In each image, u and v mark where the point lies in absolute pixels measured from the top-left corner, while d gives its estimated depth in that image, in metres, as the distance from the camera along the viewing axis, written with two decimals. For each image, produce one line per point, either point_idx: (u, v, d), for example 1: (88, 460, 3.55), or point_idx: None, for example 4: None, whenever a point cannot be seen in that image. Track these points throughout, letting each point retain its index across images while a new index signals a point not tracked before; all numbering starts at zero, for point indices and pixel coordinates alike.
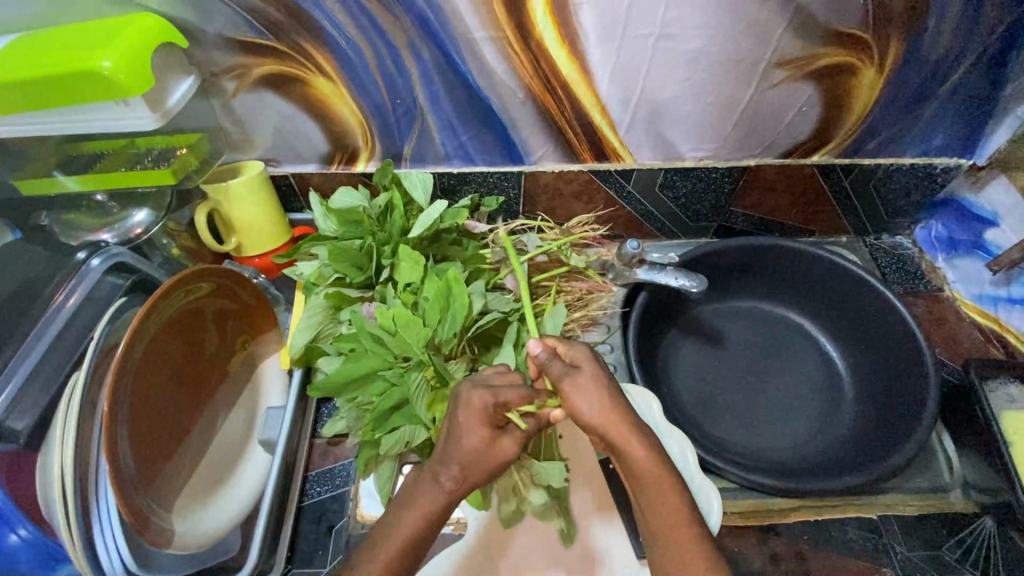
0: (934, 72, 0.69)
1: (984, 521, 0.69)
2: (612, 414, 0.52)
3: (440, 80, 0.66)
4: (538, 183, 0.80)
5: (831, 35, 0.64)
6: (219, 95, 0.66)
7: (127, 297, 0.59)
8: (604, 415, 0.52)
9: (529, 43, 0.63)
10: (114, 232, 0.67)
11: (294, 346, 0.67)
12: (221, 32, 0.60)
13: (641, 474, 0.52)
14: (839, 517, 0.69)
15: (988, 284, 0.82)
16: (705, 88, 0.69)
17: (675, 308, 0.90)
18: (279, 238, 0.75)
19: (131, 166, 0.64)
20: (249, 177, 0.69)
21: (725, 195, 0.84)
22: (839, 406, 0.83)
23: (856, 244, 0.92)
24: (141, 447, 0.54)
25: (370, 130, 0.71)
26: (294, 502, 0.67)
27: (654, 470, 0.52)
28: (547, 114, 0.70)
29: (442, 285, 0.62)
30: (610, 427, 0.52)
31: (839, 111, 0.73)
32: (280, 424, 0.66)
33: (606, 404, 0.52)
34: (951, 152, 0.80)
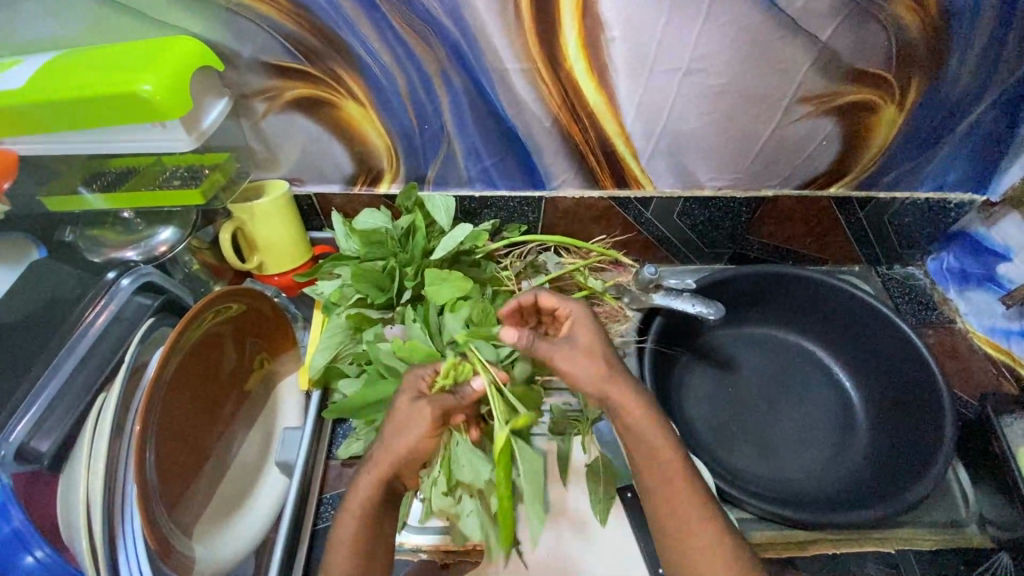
0: (952, 111, 0.70)
1: (1001, 556, 0.68)
2: (598, 376, 0.54)
3: (468, 106, 0.67)
4: (559, 207, 0.80)
5: (854, 74, 0.66)
6: (249, 116, 0.66)
7: (156, 317, 0.60)
8: (591, 377, 0.54)
9: (559, 73, 0.64)
10: (140, 249, 0.67)
11: (313, 366, 0.66)
12: (256, 56, 0.61)
13: (646, 457, 0.54)
14: (855, 550, 0.69)
15: (1000, 318, 0.83)
16: (728, 121, 0.70)
17: (689, 333, 0.90)
18: (299, 257, 0.75)
19: (160, 186, 0.64)
20: (275, 197, 0.69)
21: (742, 225, 0.85)
22: (853, 436, 0.83)
23: (869, 274, 0.92)
24: (163, 472, 0.54)
25: (396, 153, 0.72)
26: (308, 526, 0.65)
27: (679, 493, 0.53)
28: (571, 141, 0.71)
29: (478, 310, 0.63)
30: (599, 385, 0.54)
31: (859, 146, 0.74)
32: (298, 446, 0.66)
33: (596, 366, 0.54)
34: (964, 188, 0.81)
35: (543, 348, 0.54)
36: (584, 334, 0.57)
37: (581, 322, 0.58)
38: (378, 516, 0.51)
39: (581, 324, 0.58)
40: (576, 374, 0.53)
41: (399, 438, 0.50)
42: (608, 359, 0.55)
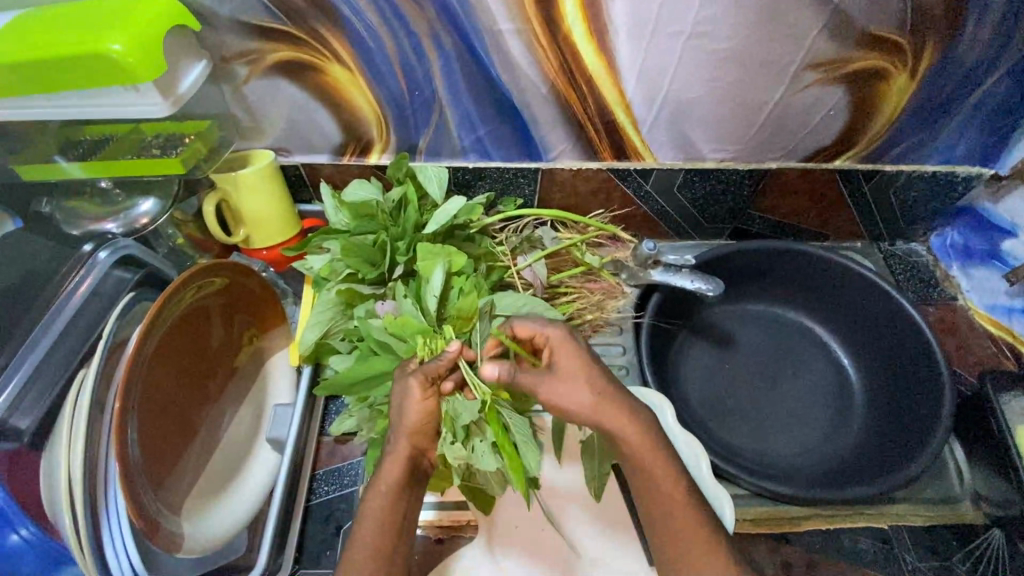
0: (965, 80, 0.67)
1: (994, 533, 0.68)
2: (592, 400, 0.53)
3: (461, 71, 0.64)
4: (555, 180, 0.78)
5: (866, 39, 0.63)
6: (230, 81, 0.63)
7: (135, 292, 0.58)
8: (586, 403, 0.53)
9: (557, 36, 0.60)
10: (120, 222, 0.64)
11: (303, 343, 0.65)
12: (235, 16, 0.57)
13: (630, 450, 0.53)
14: (850, 527, 0.69)
15: (1003, 294, 0.82)
16: (732, 90, 0.67)
17: (687, 310, 0.89)
18: (287, 231, 0.73)
19: (139, 154, 0.61)
20: (260, 167, 0.66)
21: (744, 198, 0.83)
22: (850, 412, 0.83)
23: (870, 250, 0.91)
24: (146, 451, 0.52)
25: (385, 121, 0.69)
26: (302, 501, 0.65)
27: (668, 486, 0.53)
28: (569, 109, 0.68)
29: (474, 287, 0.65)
30: (593, 411, 0.53)
31: (867, 116, 0.71)
32: (288, 423, 0.65)
33: (588, 392, 0.53)
34: (973, 161, 0.79)
35: (526, 379, 0.53)
36: (566, 359, 0.54)
37: (558, 341, 0.55)
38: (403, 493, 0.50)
39: (564, 351, 0.55)
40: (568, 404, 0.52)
41: (400, 410, 0.51)
42: (592, 381, 0.53)
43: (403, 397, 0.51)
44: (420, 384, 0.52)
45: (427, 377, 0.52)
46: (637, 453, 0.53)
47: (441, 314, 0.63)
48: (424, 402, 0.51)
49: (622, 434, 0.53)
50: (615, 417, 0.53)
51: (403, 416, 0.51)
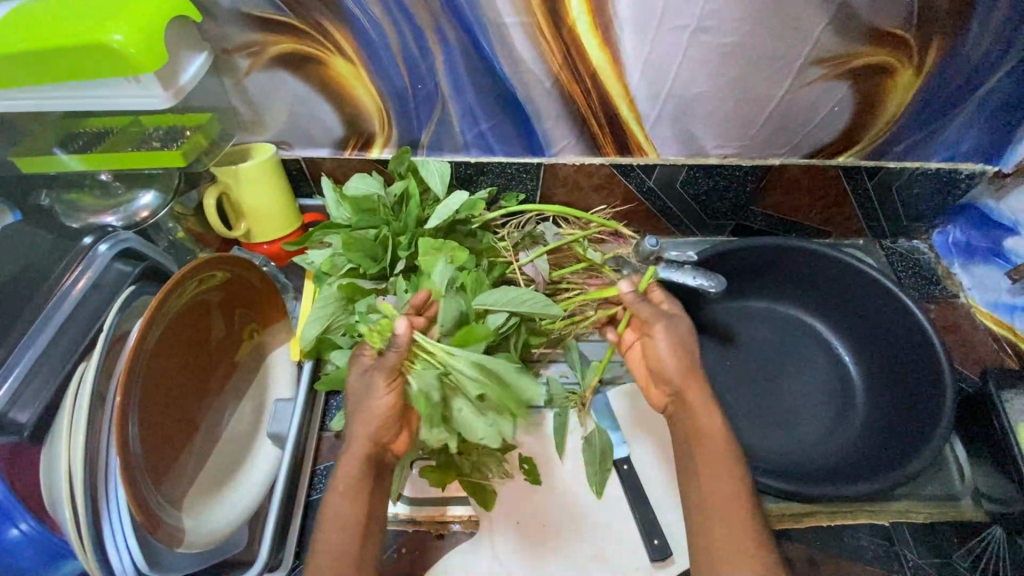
0: (971, 76, 0.67)
1: (995, 530, 0.69)
2: (682, 365, 0.62)
3: (464, 65, 0.63)
4: (558, 175, 0.77)
5: (872, 34, 0.62)
6: (231, 73, 0.62)
7: (136, 285, 0.57)
8: (677, 366, 0.62)
9: (561, 29, 0.60)
10: (120, 215, 0.64)
11: (304, 338, 0.65)
12: (236, 7, 0.57)
13: (701, 429, 0.58)
14: (851, 523, 0.69)
15: (1005, 292, 0.82)
16: (736, 85, 0.67)
17: (689, 306, 0.89)
18: (289, 225, 0.72)
19: (137, 146, 0.60)
20: (261, 161, 0.66)
21: (747, 194, 0.82)
22: (851, 409, 0.83)
23: (872, 247, 0.91)
24: (147, 444, 0.52)
25: (387, 114, 0.68)
26: (303, 497, 0.65)
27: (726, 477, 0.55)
28: (572, 104, 0.68)
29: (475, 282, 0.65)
30: (680, 375, 0.61)
31: (871, 112, 0.71)
32: (290, 418, 0.64)
33: (678, 357, 0.62)
34: (977, 158, 0.78)
35: (666, 323, 0.63)
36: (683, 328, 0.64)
37: (681, 314, 0.65)
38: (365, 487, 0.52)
39: (653, 312, 0.64)
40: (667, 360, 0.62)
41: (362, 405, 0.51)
42: (682, 342, 0.62)
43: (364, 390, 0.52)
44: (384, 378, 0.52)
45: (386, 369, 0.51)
46: (704, 434, 0.58)
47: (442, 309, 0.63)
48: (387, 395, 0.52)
49: (696, 415, 0.59)
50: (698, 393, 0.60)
51: (363, 413, 0.52)
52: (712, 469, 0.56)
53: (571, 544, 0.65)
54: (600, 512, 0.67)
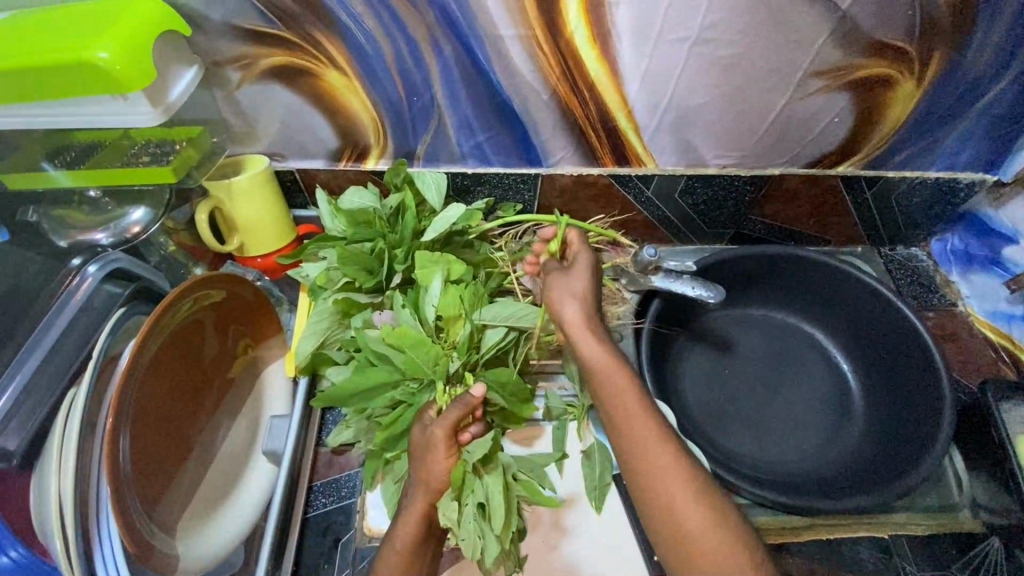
0: (971, 87, 0.66)
1: (991, 542, 0.69)
2: (585, 312, 0.60)
3: (461, 77, 0.62)
4: (555, 186, 0.77)
5: (873, 46, 0.62)
6: (223, 86, 0.61)
7: (127, 307, 0.56)
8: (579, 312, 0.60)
9: (559, 42, 0.59)
10: (110, 232, 0.62)
11: (299, 354, 0.64)
12: (227, 19, 0.56)
13: (598, 364, 0.57)
14: (850, 536, 0.69)
15: (1004, 301, 0.82)
16: (736, 97, 0.66)
17: (688, 315, 0.88)
18: (282, 238, 0.71)
19: (127, 163, 0.59)
20: (253, 174, 0.65)
21: (746, 204, 0.82)
22: (849, 419, 0.82)
23: (871, 255, 0.90)
24: (140, 468, 0.51)
25: (382, 126, 0.67)
26: (299, 514, 0.65)
27: (653, 436, 0.54)
28: (571, 115, 0.67)
29: (473, 298, 0.65)
30: (580, 321, 0.59)
31: (871, 123, 0.70)
32: (285, 435, 0.64)
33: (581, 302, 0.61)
34: (977, 168, 0.78)
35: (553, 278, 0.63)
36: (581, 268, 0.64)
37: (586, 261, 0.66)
38: (418, 551, 0.53)
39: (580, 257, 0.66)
40: (564, 303, 0.61)
41: (425, 470, 0.52)
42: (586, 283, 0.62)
43: (426, 453, 0.53)
44: (444, 436, 0.52)
45: (449, 427, 0.52)
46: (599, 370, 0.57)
47: (438, 322, 0.63)
48: (446, 460, 0.52)
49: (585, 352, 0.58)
50: (589, 338, 0.59)
51: (424, 477, 0.53)
52: (629, 417, 0.55)
53: (570, 560, 0.64)
54: (600, 528, 0.66)
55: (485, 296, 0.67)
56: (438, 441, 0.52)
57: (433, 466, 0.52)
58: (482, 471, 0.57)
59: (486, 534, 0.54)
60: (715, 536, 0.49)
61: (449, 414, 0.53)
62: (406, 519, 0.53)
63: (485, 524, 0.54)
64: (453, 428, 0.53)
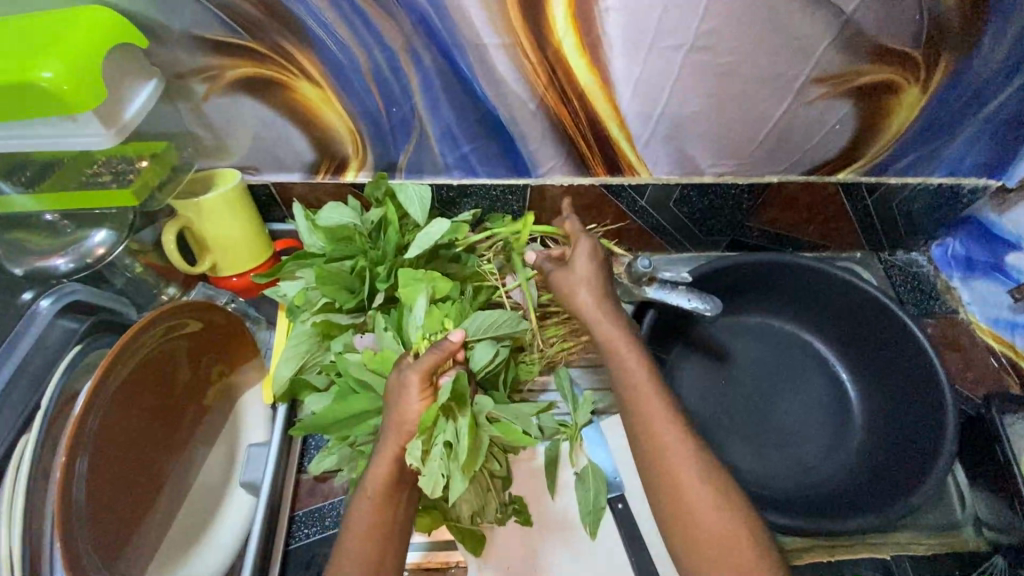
0: (978, 93, 0.64)
1: (995, 560, 0.67)
2: (596, 297, 0.57)
3: (442, 87, 0.58)
4: (545, 195, 0.73)
5: (876, 52, 0.59)
6: (188, 100, 0.57)
7: (85, 341, 0.53)
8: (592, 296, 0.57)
9: (545, 50, 0.56)
10: (71, 256, 0.59)
11: (277, 381, 0.60)
12: (188, 30, 0.52)
13: (606, 343, 0.56)
14: (851, 557, 0.67)
15: (1006, 309, 0.79)
16: (733, 105, 0.63)
17: (683, 325, 0.86)
18: (258, 256, 0.67)
19: (87, 186, 0.55)
20: (224, 192, 0.61)
21: (743, 211, 0.79)
22: (848, 431, 0.80)
23: (871, 261, 0.88)
24: (103, 516, 0.48)
25: (361, 138, 0.63)
26: (280, 547, 0.62)
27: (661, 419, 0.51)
28: (560, 125, 0.63)
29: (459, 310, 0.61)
30: (593, 308, 0.57)
31: (873, 131, 0.67)
32: (264, 467, 0.61)
33: (592, 287, 0.58)
34: (980, 173, 0.75)
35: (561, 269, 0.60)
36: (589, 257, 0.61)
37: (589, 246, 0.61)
38: (390, 501, 0.48)
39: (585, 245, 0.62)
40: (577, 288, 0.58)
41: (396, 410, 0.48)
42: (596, 267, 0.60)
43: (397, 394, 0.48)
44: (417, 378, 0.48)
45: (423, 369, 0.48)
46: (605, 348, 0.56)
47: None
48: (418, 402, 0.48)
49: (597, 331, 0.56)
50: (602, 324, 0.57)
51: (396, 420, 0.48)
52: (643, 399, 0.52)
53: None
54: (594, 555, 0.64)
55: (470, 311, 0.64)
56: (409, 382, 0.48)
57: (402, 406, 0.48)
58: (455, 412, 0.51)
59: (454, 474, 0.48)
60: (721, 520, 0.48)
61: (427, 359, 0.49)
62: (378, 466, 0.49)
63: (453, 464, 0.49)
64: (430, 372, 0.49)
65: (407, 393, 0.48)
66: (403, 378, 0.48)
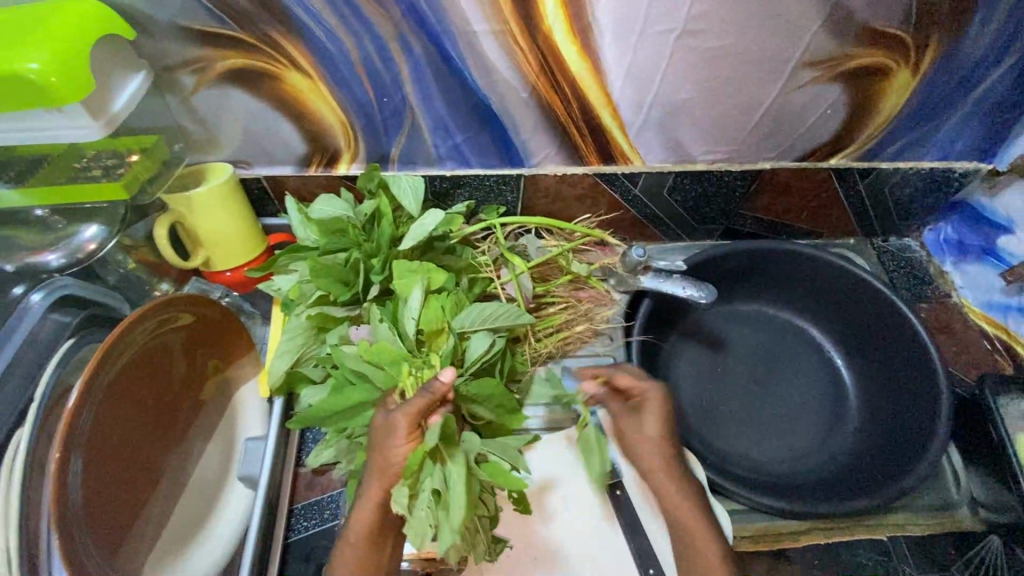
0: (968, 76, 0.64)
1: (991, 539, 0.68)
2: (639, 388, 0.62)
3: (433, 75, 0.58)
4: (539, 185, 0.73)
5: (866, 35, 0.59)
6: (177, 92, 0.57)
7: (77, 336, 0.53)
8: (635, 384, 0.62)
9: (536, 37, 0.55)
10: (61, 251, 0.58)
11: (273, 374, 0.60)
12: (176, 20, 0.51)
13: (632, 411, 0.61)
14: (849, 539, 0.68)
15: (998, 292, 0.80)
16: (725, 90, 0.63)
17: (679, 314, 0.86)
18: (251, 250, 0.67)
19: (75, 179, 0.55)
20: (216, 185, 0.61)
21: (736, 199, 0.79)
22: (844, 416, 0.81)
23: (864, 247, 0.88)
24: (99, 507, 0.48)
25: (352, 130, 0.63)
26: (279, 540, 0.62)
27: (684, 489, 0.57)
28: (552, 114, 0.63)
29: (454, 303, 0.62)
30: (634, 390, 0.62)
31: (864, 115, 0.68)
32: (261, 461, 0.60)
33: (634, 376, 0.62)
34: (971, 157, 0.76)
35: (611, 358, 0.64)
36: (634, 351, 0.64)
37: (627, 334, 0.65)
38: (373, 544, 0.50)
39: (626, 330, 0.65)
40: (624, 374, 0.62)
41: (380, 453, 0.49)
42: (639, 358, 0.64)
43: (382, 438, 0.49)
44: (403, 423, 0.48)
45: (409, 414, 0.48)
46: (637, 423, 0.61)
47: (419, 336, 0.60)
48: (402, 446, 0.49)
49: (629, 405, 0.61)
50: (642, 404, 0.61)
51: (381, 463, 0.49)
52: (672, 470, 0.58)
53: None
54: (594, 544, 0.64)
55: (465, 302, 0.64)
56: (391, 426, 0.49)
57: (385, 446, 0.49)
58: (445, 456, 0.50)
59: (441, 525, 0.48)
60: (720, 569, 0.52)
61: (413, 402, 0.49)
62: (362, 509, 0.51)
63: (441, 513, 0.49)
64: (417, 416, 0.49)
65: (390, 439, 0.49)
66: (386, 422, 0.50)
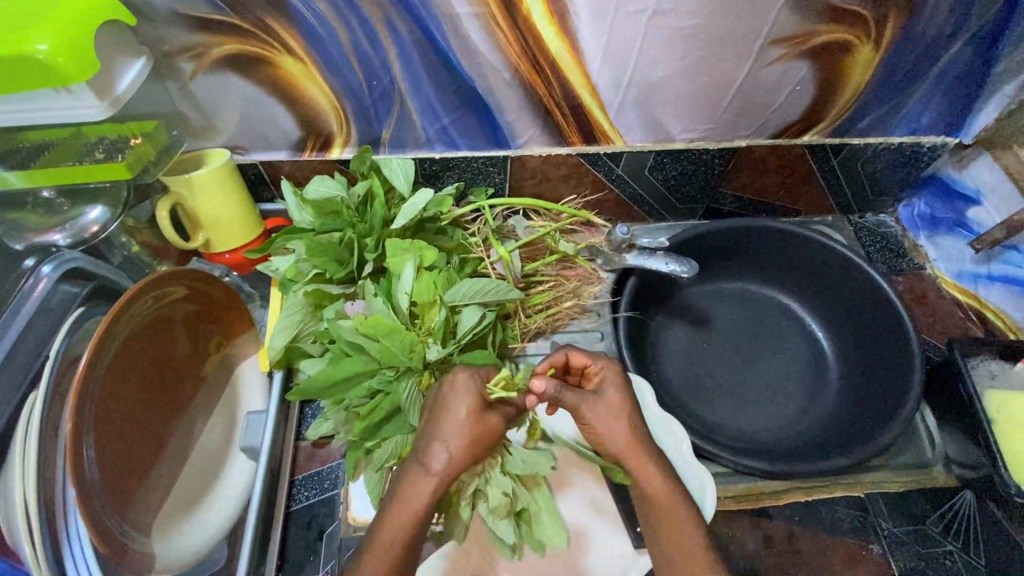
0: (927, 51, 0.67)
1: (964, 496, 0.70)
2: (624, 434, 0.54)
3: (419, 58, 0.61)
4: (525, 166, 0.76)
5: (829, 12, 0.62)
6: (176, 78, 0.60)
7: (85, 307, 0.56)
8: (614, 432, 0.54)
9: (516, 19, 0.59)
10: (67, 232, 0.61)
11: (273, 349, 0.63)
12: (174, 8, 0.54)
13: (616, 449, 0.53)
14: (827, 497, 0.71)
15: (970, 262, 0.84)
16: (698, 69, 0.66)
17: (664, 291, 0.89)
18: (250, 232, 0.70)
19: (81, 161, 0.57)
20: (214, 168, 0.63)
21: (715, 177, 0.82)
22: (824, 385, 0.84)
23: (841, 223, 0.91)
24: (111, 469, 0.51)
25: (344, 114, 0.66)
26: (282, 508, 0.64)
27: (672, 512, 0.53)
28: (534, 94, 0.66)
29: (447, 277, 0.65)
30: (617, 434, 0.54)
31: (831, 91, 0.71)
32: (262, 432, 0.63)
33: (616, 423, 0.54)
34: (938, 132, 0.79)
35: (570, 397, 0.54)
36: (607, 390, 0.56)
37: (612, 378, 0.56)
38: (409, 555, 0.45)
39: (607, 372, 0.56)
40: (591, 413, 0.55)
41: (448, 436, 0.48)
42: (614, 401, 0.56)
43: (453, 422, 0.48)
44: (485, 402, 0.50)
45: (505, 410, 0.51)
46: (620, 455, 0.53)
47: (413, 309, 0.62)
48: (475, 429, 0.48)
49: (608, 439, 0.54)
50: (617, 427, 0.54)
51: (442, 442, 0.47)
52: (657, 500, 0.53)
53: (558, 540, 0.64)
54: (585, 506, 0.67)
55: (457, 278, 0.67)
56: (467, 409, 0.49)
57: (455, 430, 0.48)
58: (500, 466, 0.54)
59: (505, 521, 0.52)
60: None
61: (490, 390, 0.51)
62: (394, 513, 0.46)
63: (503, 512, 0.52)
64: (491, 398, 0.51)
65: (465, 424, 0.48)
66: (462, 407, 0.49)
